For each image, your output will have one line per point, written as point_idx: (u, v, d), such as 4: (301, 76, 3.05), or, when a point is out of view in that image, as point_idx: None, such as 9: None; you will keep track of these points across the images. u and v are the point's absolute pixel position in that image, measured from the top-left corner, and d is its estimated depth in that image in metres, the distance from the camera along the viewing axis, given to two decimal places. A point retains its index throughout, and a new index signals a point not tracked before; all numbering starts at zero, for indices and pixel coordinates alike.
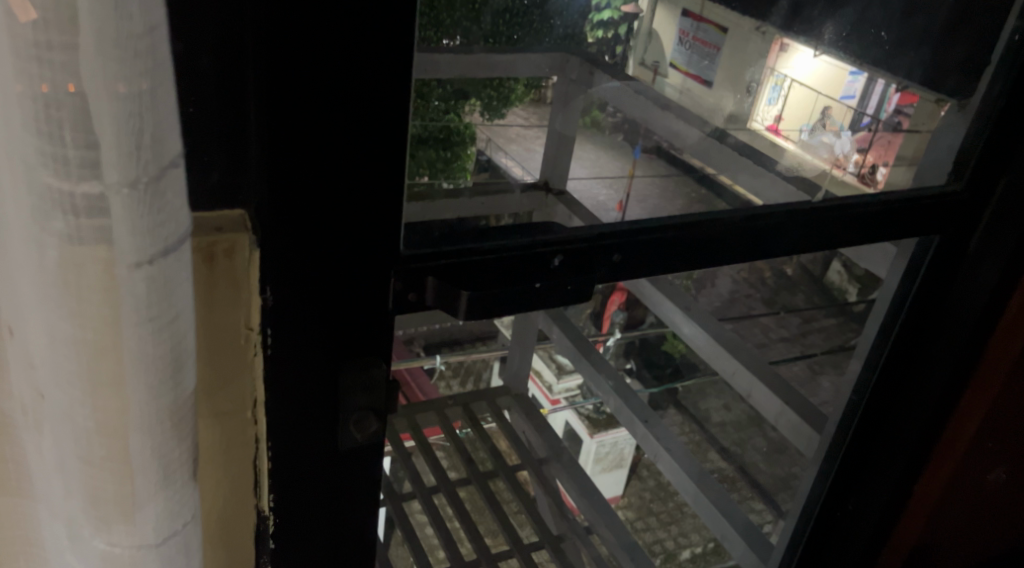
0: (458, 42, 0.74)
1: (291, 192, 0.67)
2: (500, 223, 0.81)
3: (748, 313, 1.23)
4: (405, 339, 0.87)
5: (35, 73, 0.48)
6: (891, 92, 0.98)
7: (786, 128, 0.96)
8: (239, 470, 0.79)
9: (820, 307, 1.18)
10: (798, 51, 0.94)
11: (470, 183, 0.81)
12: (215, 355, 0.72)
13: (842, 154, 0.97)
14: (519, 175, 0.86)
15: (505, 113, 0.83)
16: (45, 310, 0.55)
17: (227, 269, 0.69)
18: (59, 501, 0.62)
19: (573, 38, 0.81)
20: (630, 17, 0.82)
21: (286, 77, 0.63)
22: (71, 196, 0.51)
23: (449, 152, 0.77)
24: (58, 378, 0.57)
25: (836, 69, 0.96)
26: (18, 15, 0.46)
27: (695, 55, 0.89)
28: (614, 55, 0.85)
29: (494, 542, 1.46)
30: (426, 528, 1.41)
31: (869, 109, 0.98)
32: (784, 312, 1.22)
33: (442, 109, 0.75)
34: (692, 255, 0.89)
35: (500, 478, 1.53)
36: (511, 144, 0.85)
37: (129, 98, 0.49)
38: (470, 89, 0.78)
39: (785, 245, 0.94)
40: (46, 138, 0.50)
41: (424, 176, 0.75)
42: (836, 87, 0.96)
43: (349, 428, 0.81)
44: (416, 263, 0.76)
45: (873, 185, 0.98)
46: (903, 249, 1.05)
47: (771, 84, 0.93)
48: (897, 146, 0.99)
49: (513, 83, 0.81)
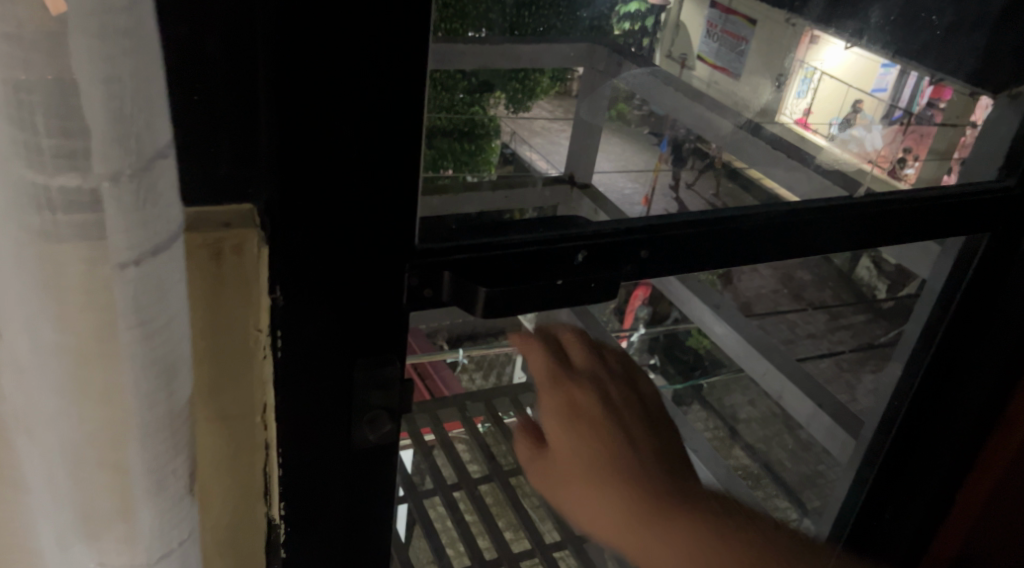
0: (483, 34, 0.71)
1: (302, 186, 0.63)
2: (524, 217, 0.78)
3: (775, 308, 1.16)
4: (429, 331, 0.83)
5: (6, 55, 0.44)
6: (925, 84, 0.94)
7: (815, 121, 0.93)
8: (249, 477, 0.76)
9: (849, 304, 1.14)
10: (830, 44, 0.90)
11: (493, 176, 0.78)
12: (218, 359, 0.69)
13: (876, 149, 0.95)
14: (543, 169, 0.83)
15: (530, 105, 0.78)
16: (27, 315, 0.51)
17: (235, 268, 0.65)
18: (46, 512, 0.58)
19: (600, 30, 0.76)
20: (657, 9, 0.79)
21: (292, 66, 0.59)
22: (47, 190, 0.47)
23: (473, 145, 0.75)
24: (41, 389, 0.53)
25: (868, 61, 0.93)
26: (50, 7, 0.43)
27: (723, 47, 0.85)
28: (641, 46, 0.80)
29: (513, 536, 1.43)
30: (445, 520, 1.36)
31: (901, 102, 0.95)
32: (813, 308, 1.16)
33: (467, 102, 0.72)
34: (725, 251, 0.84)
35: (522, 475, 1.42)
36: (535, 137, 0.81)
37: (113, 82, 0.46)
38: (494, 80, 0.74)
39: (823, 240, 0.88)
40: (18, 126, 0.46)
41: (448, 169, 0.73)
42: (867, 79, 0.93)
43: (361, 427, 0.77)
44: (431, 257, 0.71)
45: (903, 180, 0.94)
46: (948, 247, 1.01)
47: (802, 76, 0.90)
48: (931, 139, 0.96)
49: (537, 75, 0.77)
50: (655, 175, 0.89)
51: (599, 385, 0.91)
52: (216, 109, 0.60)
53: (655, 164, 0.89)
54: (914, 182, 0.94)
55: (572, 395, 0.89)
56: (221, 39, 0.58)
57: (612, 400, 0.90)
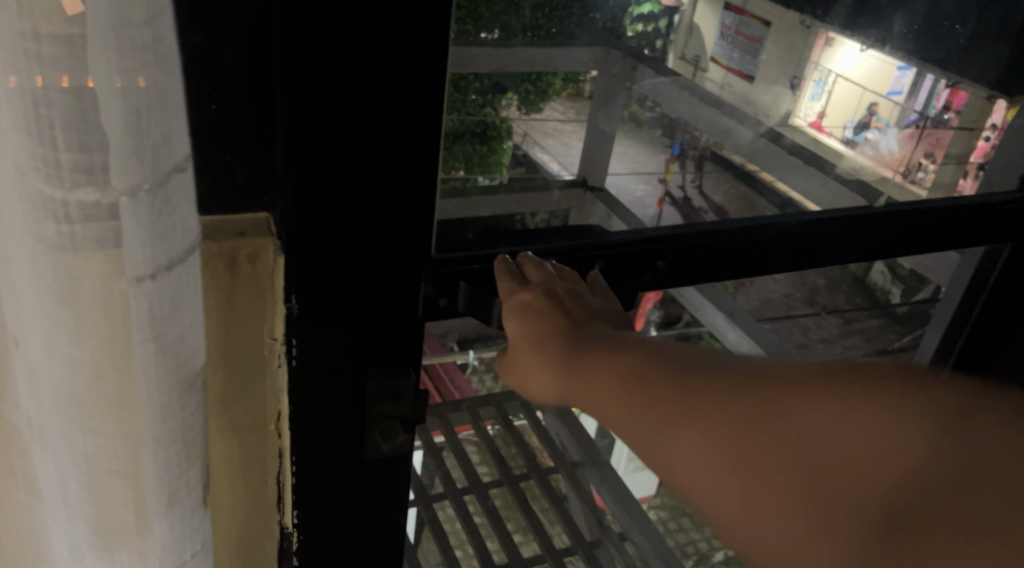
0: (496, 36, 0.70)
1: (317, 196, 0.63)
2: (535, 220, 0.79)
3: (788, 312, 1.14)
4: (440, 332, 0.82)
5: (25, 69, 0.43)
6: (941, 87, 0.94)
7: (829, 124, 0.92)
8: (262, 484, 0.76)
9: (863, 308, 1.14)
10: (845, 45, 0.88)
11: (506, 179, 0.80)
12: (231, 366, 0.69)
13: (889, 151, 0.95)
14: (556, 172, 0.84)
15: (542, 107, 0.79)
16: (44, 327, 0.51)
17: (249, 276, 0.65)
18: (61, 521, 0.58)
19: (612, 32, 0.76)
20: (670, 10, 0.78)
21: (306, 73, 0.58)
22: (65, 205, 0.47)
23: (485, 147, 0.74)
24: (56, 400, 0.53)
25: (884, 64, 0.91)
26: (65, 6, 0.43)
27: (737, 50, 0.83)
28: (654, 48, 0.80)
29: (523, 539, 1.38)
30: (455, 523, 1.32)
31: (917, 105, 0.94)
32: (827, 312, 1.13)
33: (478, 102, 0.72)
34: (736, 261, 0.82)
35: (532, 481, 1.40)
36: (548, 139, 0.81)
37: (132, 94, 0.45)
38: (507, 83, 0.75)
39: (839, 250, 0.87)
40: (37, 141, 0.45)
41: (459, 171, 0.71)
42: (883, 83, 0.92)
43: (375, 437, 0.76)
44: (447, 267, 0.71)
45: (923, 186, 0.93)
46: (968, 256, 1.06)
47: (816, 79, 0.88)
48: (946, 142, 0.96)
49: (551, 76, 0.78)
50: (667, 178, 0.89)
51: (560, 284, 0.70)
52: (233, 117, 0.60)
53: (665, 170, 0.90)
54: (931, 188, 0.93)
55: (521, 298, 0.69)
56: (239, 48, 0.57)
57: (571, 300, 0.69)
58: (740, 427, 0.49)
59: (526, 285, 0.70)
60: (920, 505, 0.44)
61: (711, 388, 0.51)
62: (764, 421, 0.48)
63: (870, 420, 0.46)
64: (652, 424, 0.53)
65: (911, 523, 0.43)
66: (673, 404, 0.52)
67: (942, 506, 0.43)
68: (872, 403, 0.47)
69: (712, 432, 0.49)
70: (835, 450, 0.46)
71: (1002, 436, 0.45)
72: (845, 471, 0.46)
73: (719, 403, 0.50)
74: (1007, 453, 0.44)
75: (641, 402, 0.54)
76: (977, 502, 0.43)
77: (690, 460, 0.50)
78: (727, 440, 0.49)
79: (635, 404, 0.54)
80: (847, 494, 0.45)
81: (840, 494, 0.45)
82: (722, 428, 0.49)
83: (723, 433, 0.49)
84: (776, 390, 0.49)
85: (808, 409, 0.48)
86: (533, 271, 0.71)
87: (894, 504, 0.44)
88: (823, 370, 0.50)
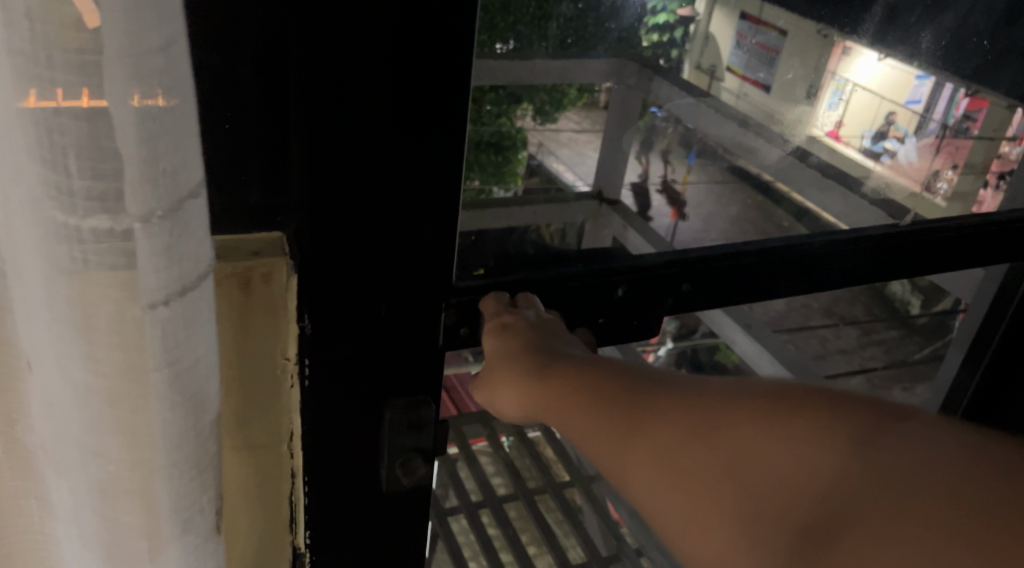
0: (510, 46, 0.68)
1: (334, 218, 0.62)
2: (551, 230, 0.80)
3: (806, 322, 1.11)
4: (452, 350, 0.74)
5: (38, 94, 0.43)
6: (960, 96, 0.93)
7: (847, 133, 0.90)
8: (275, 507, 0.74)
9: (879, 318, 1.13)
10: (861, 55, 0.86)
11: (520, 188, 0.78)
12: (244, 386, 0.67)
13: (908, 161, 0.94)
14: (570, 181, 0.83)
15: (556, 117, 0.78)
16: (57, 354, 0.51)
17: (264, 294, 0.63)
18: (74, 547, 0.58)
19: (628, 41, 0.75)
20: (686, 21, 0.78)
21: (322, 93, 0.58)
22: (78, 231, 0.47)
23: (501, 157, 0.73)
24: (69, 425, 0.53)
25: (903, 73, 0.89)
26: (86, 21, 0.42)
27: (754, 60, 0.83)
28: (670, 59, 0.80)
29: (536, 551, 1.34)
30: (468, 535, 1.25)
31: (936, 115, 0.93)
32: (842, 322, 1.14)
33: (493, 113, 0.70)
34: (729, 289, 0.80)
35: (547, 495, 1.37)
36: (562, 149, 0.81)
37: (146, 120, 0.45)
38: (522, 92, 0.73)
39: (858, 271, 0.85)
40: (51, 168, 0.45)
41: (476, 181, 0.71)
42: (901, 92, 0.90)
43: (394, 472, 0.76)
44: (471, 295, 0.71)
45: (939, 195, 0.94)
46: (992, 273, 1.04)
47: (833, 88, 0.86)
48: (965, 151, 0.97)
49: (567, 87, 0.77)
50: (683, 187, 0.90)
51: (544, 318, 0.70)
52: (249, 131, 0.57)
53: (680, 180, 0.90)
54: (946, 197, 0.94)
55: (504, 320, 0.69)
56: (253, 65, 0.55)
57: (551, 328, 0.69)
58: (691, 436, 0.54)
59: (512, 309, 0.70)
60: (832, 520, 0.47)
61: (676, 406, 0.56)
62: (700, 443, 0.53)
63: (793, 432, 0.50)
64: (617, 432, 0.57)
65: (823, 536, 0.47)
66: (645, 413, 0.57)
67: (848, 519, 0.46)
68: (788, 413, 0.51)
69: (668, 450, 0.54)
70: (755, 467, 0.51)
71: (921, 450, 0.47)
72: (770, 481, 0.50)
73: (683, 411, 0.55)
74: (924, 460, 0.47)
75: (607, 411, 0.59)
76: (884, 518, 0.45)
77: (650, 471, 0.55)
78: (682, 454, 0.54)
79: (595, 402, 0.60)
80: (772, 506, 0.49)
81: (766, 503, 0.49)
82: (678, 436, 0.54)
83: (675, 448, 0.54)
84: (722, 407, 0.54)
85: (745, 433, 0.52)
86: (522, 299, 0.71)
87: (809, 515, 0.48)
88: (782, 392, 0.53)
